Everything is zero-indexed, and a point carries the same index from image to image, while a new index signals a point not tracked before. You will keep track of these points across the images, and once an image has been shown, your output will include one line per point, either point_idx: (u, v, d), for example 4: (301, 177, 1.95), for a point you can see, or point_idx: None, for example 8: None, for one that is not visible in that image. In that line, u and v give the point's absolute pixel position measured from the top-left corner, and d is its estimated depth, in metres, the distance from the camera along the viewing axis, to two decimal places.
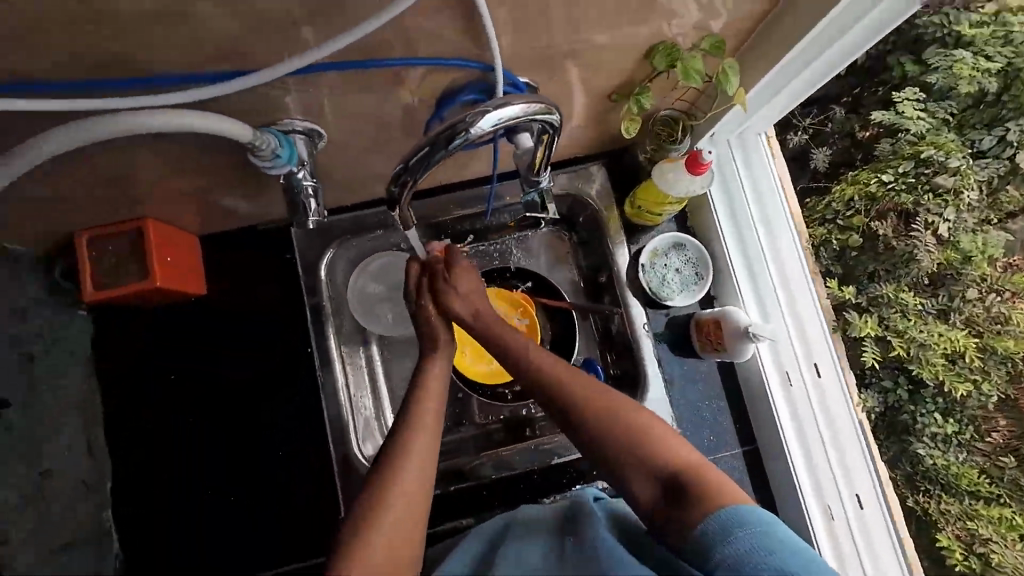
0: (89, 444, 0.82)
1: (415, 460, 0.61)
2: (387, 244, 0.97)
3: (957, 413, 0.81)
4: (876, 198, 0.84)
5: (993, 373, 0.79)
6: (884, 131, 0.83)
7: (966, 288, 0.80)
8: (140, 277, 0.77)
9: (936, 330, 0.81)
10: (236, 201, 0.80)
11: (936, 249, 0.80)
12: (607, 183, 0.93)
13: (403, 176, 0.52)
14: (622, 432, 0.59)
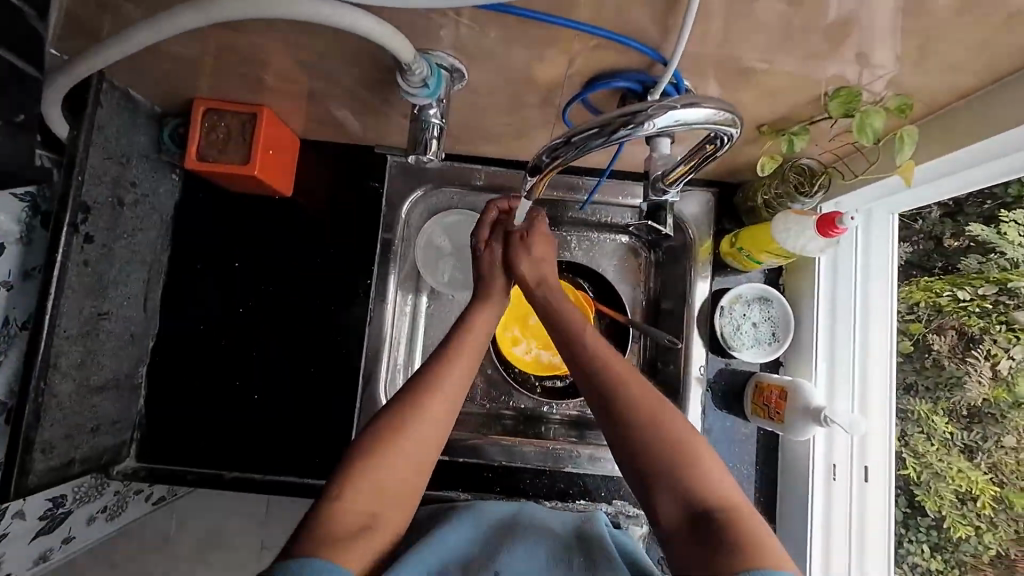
0: (145, 301, 0.85)
1: (450, 385, 0.68)
2: (471, 204, 0.96)
3: (947, 553, 0.77)
4: (942, 310, 0.76)
5: (999, 527, 0.74)
6: (975, 248, 0.74)
7: (1004, 435, 0.73)
8: (242, 161, 0.78)
9: (956, 463, 0.75)
10: (349, 116, 0.80)
11: (988, 383, 0.74)
12: (710, 213, 0.89)
13: (559, 149, 0.53)
14: (670, 446, 0.59)
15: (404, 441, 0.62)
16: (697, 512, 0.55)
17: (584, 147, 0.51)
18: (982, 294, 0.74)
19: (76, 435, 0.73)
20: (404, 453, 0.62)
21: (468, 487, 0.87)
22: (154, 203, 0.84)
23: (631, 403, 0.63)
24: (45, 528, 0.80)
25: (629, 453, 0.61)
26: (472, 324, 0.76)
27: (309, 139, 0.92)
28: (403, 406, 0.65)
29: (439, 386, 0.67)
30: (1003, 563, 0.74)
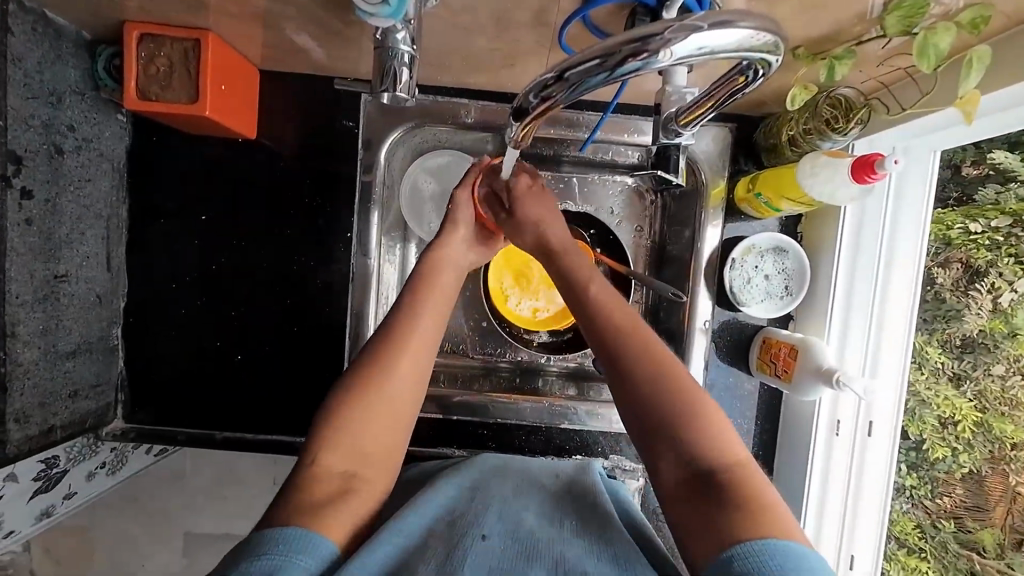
0: (108, 259, 0.79)
1: (418, 348, 0.63)
2: (458, 142, 0.86)
3: (922, 470, 0.78)
4: (951, 243, 0.73)
5: (975, 449, 0.76)
6: (994, 176, 0.69)
7: (993, 363, 0.74)
8: (189, 99, 0.67)
9: (943, 390, 0.76)
10: (311, 43, 0.68)
11: (986, 315, 0.73)
12: (725, 152, 0.79)
13: (550, 87, 0.43)
14: (670, 396, 0.57)
15: (373, 406, 0.59)
16: (698, 469, 0.53)
17: (581, 87, 0.42)
18: (994, 226, 0.71)
19: (53, 402, 0.70)
20: (373, 418, 0.59)
21: (464, 444, 0.86)
22: (101, 149, 0.75)
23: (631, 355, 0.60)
24: (42, 488, 0.80)
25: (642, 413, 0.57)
26: (430, 264, 0.71)
27: (270, 71, 0.80)
28: (371, 366, 0.61)
29: (406, 346, 0.63)
30: (974, 478, 0.77)
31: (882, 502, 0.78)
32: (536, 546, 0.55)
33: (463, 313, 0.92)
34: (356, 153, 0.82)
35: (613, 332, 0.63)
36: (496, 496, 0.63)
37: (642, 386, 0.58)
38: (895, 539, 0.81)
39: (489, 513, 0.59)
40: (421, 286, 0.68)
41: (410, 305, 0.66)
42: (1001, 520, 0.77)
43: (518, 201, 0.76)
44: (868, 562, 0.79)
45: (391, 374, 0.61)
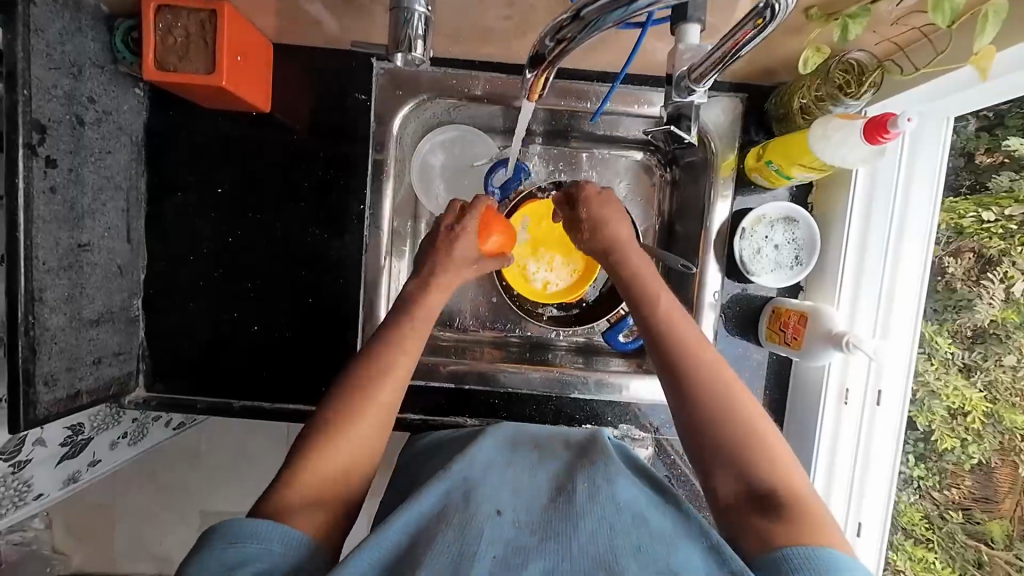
0: (128, 232, 0.80)
1: (376, 408, 0.61)
2: (468, 117, 0.87)
3: (930, 462, 0.77)
4: (962, 232, 0.72)
5: (985, 441, 0.73)
6: (1010, 163, 0.67)
7: (1005, 355, 0.71)
8: (206, 69, 0.68)
9: (951, 381, 0.74)
10: (324, 13, 0.69)
11: (999, 306, 0.70)
12: (736, 122, 0.79)
13: (566, 27, 0.45)
14: (731, 418, 0.58)
15: (327, 461, 0.57)
16: (752, 484, 0.55)
17: (598, 24, 0.43)
18: (1009, 214, 0.69)
19: (79, 367, 0.73)
20: (326, 472, 0.57)
21: (475, 413, 0.88)
22: (120, 123, 0.77)
23: (703, 374, 0.61)
24: (70, 453, 0.83)
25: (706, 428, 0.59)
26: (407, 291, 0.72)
27: (284, 45, 0.81)
28: (329, 420, 0.60)
29: (367, 398, 0.62)
30: (983, 471, 0.74)
31: (891, 473, 0.79)
32: (556, 514, 0.55)
33: (472, 288, 0.93)
34: (368, 127, 0.83)
35: (682, 356, 0.62)
36: (512, 467, 0.63)
37: (705, 406, 0.59)
38: (902, 529, 0.80)
39: (500, 487, 0.59)
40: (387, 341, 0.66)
41: (375, 359, 0.65)
42: (1010, 511, 0.74)
43: (593, 212, 0.75)
44: (874, 531, 0.80)
45: (347, 428, 0.59)
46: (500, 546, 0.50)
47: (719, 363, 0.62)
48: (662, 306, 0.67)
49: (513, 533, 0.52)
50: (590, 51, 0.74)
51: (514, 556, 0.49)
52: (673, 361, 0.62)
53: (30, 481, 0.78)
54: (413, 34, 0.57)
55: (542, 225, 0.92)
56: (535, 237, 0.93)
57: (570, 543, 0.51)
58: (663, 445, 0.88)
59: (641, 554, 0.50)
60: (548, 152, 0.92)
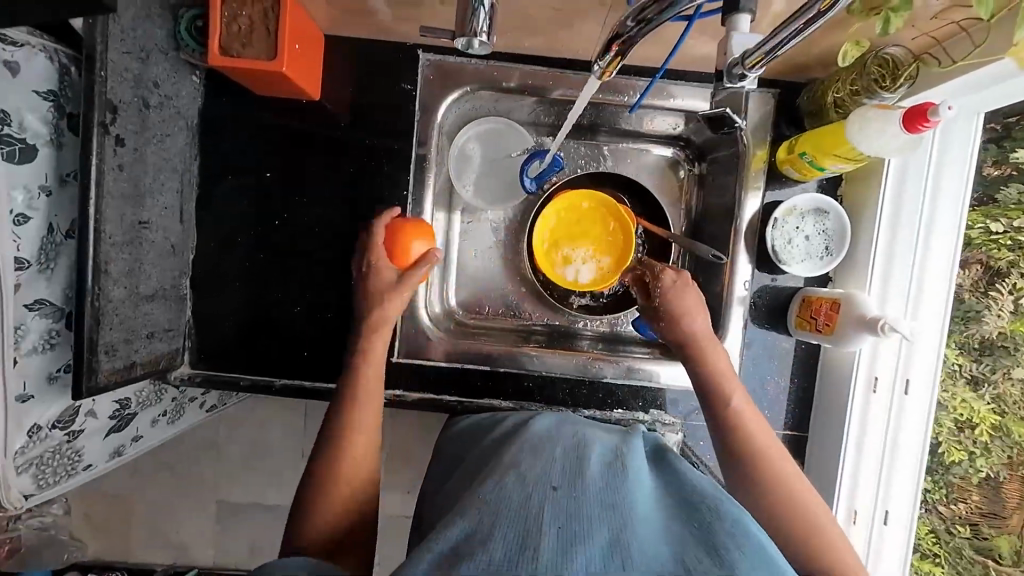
0: (181, 212, 0.83)
1: (359, 450, 0.68)
2: (508, 108, 0.90)
3: (937, 475, 0.81)
4: (971, 242, 0.76)
5: (993, 453, 0.78)
6: (1018, 175, 0.72)
7: (1013, 367, 0.76)
8: (268, 55, 0.71)
9: (959, 394, 0.79)
10: (382, 3, 0.73)
11: (1008, 318, 0.75)
12: (768, 116, 0.82)
13: (652, 7, 0.47)
14: (792, 510, 0.61)
15: (331, 505, 0.64)
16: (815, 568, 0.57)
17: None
18: (1016, 227, 0.73)
19: (135, 340, 0.75)
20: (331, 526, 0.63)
21: (509, 395, 0.90)
22: (178, 107, 0.80)
23: (778, 480, 0.63)
24: (116, 426, 0.85)
25: (783, 531, 0.60)
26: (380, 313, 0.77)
27: (336, 36, 0.85)
28: (309, 488, 0.65)
29: (344, 447, 0.68)
30: (991, 484, 0.79)
31: (919, 459, 0.80)
32: (613, 496, 0.50)
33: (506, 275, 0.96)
34: (412, 116, 0.86)
35: (747, 449, 0.66)
36: (561, 445, 0.58)
37: (768, 497, 0.63)
38: (909, 544, 0.83)
39: (550, 462, 0.54)
40: (349, 399, 0.71)
41: (342, 406, 0.71)
42: (1016, 526, 0.79)
43: (666, 293, 0.77)
44: (901, 519, 0.81)
45: (337, 480, 0.65)
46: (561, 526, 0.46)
47: (794, 476, 0.64)
48: (731, 396, 0.70)
49: (571, 513, 0.47)
50: (631, 44, 0.77)
51: (572, 542, 0.45)
52: (740, 452, 0.66)
53: (80, 451, 0.81)
54: (479, 26, 0.59)
55: (584, 220, 0.94)
56: (576, 232, 0.95)
57: (633, 528, 0.47)
58: (690, 431, 0.90)
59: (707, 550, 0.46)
60: (581, 147, 0.95)
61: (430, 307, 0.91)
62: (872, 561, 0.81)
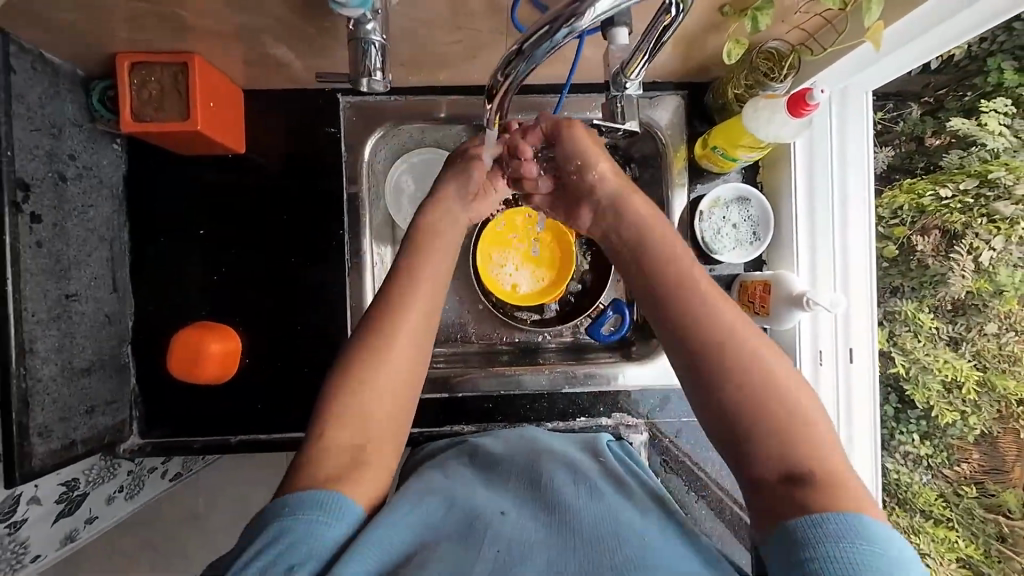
0: (114, 280, 0.82)
1: (398, 366, 0.60)
2: (435, 138, 0.92)
3: (936, 438, 0.89)
4: (925, 211, 0.87)
5: (982, 409, 0.86)
6: (956, 143, 0.89)
7: (986, 323, 0.86)
8: (181, 116, 0.72)
9: (942, 355, 0.87)
10: (290, 56, 0.75)
11: (970, 276, 0.85)
12: (681, 117, 0.86)
13: (512, 62, 0.51)
14: (779, 416, 0.52)
15: (347, 435, 0.56)
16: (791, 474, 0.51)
17: (533, 58, 0.49)
18: (960, 191, 0.85)
19: (73, 417, 0.73)
20: (346, 447, 0.55)
21: (470, 419, 0.89)
22: (100, 176, 0.80)
23: (721, 340, 0.56)
24: (65, 510, 0.81)
25: (734, 402, 0.54)
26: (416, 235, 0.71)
27: (254, 90, 0.86)
28: (344, 392, 0.58)
29: (393, 347, 0.61)
30: (987, 440, 0.87)
31: (871, 423, 0.83)
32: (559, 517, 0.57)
33: (457, 300, 0.97)
34: (340, 157, 0.88)
35: (706, 350, 0.56)
36: (527, 464, 0.65)
37: (741, 401, 0.54)
38: (921, 512, 0.89)
39: (508, 490, 0.61)
40: (405, 284, 0.65)
41: (397, 304, 0.63)
42: (1020, 479, 0.85)
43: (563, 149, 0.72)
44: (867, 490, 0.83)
45: (376, 376, 0.59)
46: (504, 544, 0.53)
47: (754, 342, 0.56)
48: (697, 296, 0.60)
49: (516, 533, 0.54)
50: (542, 66, 0.81)
51: (513, 559, 0.51)
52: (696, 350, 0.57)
53: (26, 542, 0.77)
54: (371, 65, 0.62)
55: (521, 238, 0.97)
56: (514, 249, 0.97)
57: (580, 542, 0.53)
58: (657, 429, 0.90)
59: (638, 550, 0.53)
60: None
61: None
62: None
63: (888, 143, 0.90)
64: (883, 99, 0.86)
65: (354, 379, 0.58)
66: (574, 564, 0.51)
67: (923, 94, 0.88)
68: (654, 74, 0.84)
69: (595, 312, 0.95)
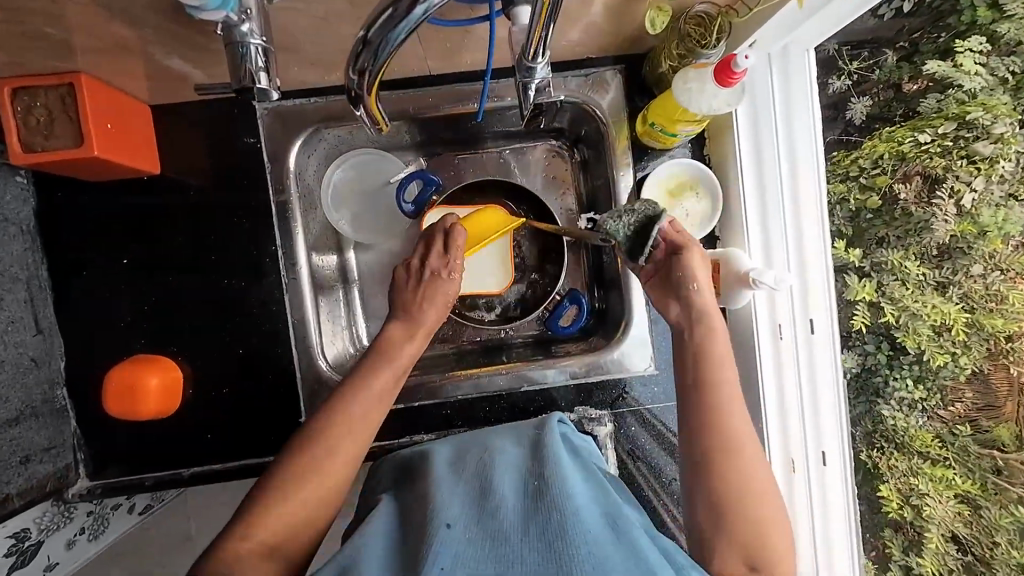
0: (37, 321, 0.78)
1: (336, 466, 0.60)
2: (365, 136, 0.88)
3: (929, 381, 0.85)
4: (906, 157, 0.85)
5: (973, 349, 0.84)
6: (934, 86, 0.87)
7: (971, 265, 0.85)
8: (74, 142, 0.67)
9: (933, 301, 0.84)
10: (186, 65, 0.70)
11: (954, 220, 0.84)
12: (620, 93, 0.82)
13: (361, 54, 0.47)
14: (757, 507, 0.59)
15: (270, 529, 0.55)
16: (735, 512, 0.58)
17: (386, 44, 0.45)
18: (939, 134, 0.84)
19: (7, 469, 0.69)
20: (268, 535, 0.55)
21: (431, 427, 0.87)
22: (6, 213, 0.75)
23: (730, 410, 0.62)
24: (18, 562, 0.75)
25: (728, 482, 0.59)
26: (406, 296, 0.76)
27: (164, 104, 0.81)
28: (276, 487, 0.58)
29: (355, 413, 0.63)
30: (979, 378, 0.84)
31: (837, 389, 0.80)
32: (513, 526, 0.54)
33: None
34: (264, 167, 0.83)
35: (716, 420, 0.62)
36: (470, 473, 0.62)
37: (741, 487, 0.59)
38: (918, 453, 0.86)
39: (456, 500, 0.57)
40: (358, 382, 0.66)
41: (352, 398, 0.64)
42: (1012, 414, 0.83)
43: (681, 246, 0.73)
44: (838, 457, 0.81)
45: (312, 473, 0.59)
46: (452, 566, 0.50)
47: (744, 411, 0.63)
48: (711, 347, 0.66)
49: (467, 550, 0.51)
50: (464, 50, 0.76)
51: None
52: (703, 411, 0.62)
53: None
54: (253, 68, 0.57)
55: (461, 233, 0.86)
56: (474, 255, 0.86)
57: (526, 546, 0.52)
58: (624, 417, 0.88)
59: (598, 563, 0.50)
60: (456, 159, 0.94)
61: (331, 354, 0.87)
62: (817, 498, 0.82)
63: (867, 92, 0.89)
64: (851, 49, 0.87)
65: (315, 449, 0.60)
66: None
67: (898, 38, 0.89)
68: (585, 49, 0.79)
69: (551, 304, 0.92)
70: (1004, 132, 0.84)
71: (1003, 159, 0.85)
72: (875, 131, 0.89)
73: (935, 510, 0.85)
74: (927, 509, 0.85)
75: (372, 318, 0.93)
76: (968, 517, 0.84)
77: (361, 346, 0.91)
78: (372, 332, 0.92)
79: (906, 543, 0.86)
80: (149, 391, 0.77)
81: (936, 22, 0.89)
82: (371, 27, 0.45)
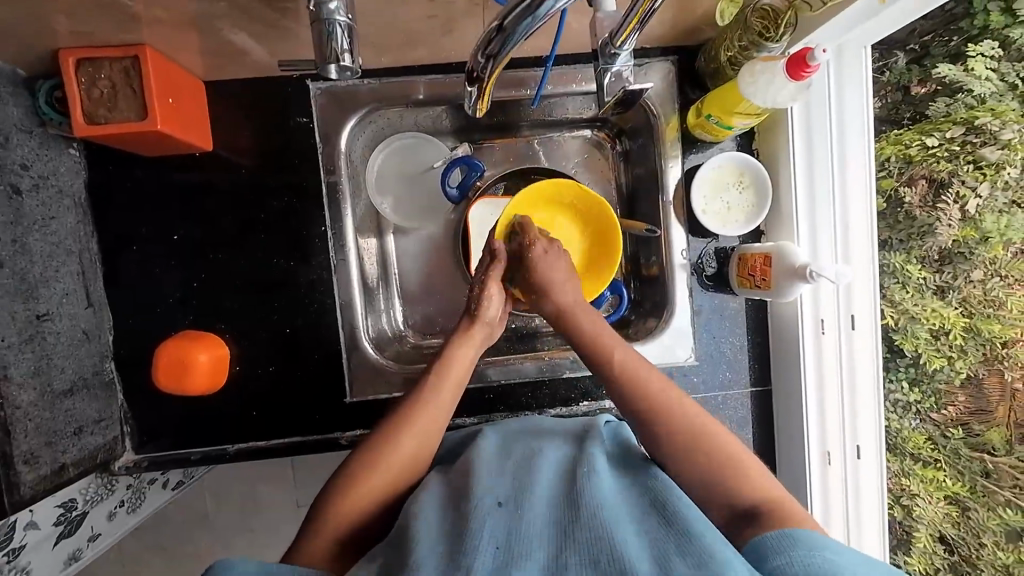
0: (88, 294, 0.78)
1: (387, 476, 0.63)
2: (413, 120, 0.88)
3: (924, 383, 0.89)
4: (911, 161, 0.88)
5: (969, 353, 0.87)
6: (943, 89, 0.91)
7: (971, 270, 0.87)
8: (138, 116, 0.67)
9: (932, 304, 0.88)
10: (250, 41, 0.70)
11: (957, 226, 0.87)
12: (672, 84, 0.82)
13: (492, 41, 0.51)
14: (713, 458, 0.60)
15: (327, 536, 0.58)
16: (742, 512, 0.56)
17: (515, 33, 0.48)
18: (947, 138, 0.87)
19: (60, 440, 0.71)
20: (343, 528, 0.59)
21: (472, 411, 0.88)
22: (60, 185, 0.75)
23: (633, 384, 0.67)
24: (66, 532, 0.76)
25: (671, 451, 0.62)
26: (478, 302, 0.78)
27: (218, 81, 0.81)
28: (335, 498, 0.61)
29: (415, 415, 0.67)
30: (973, 382, 0.88)
31: (875, 385, 0.82)
32: (566, 514, 0.53)
33: (448, 291, 0.94)
34: (314, 148, 0.83)
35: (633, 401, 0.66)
36: (517, 459, 0.64)
37: (684, 449, 0.61)
38: (910, 455, 0.91)
39: (504, 481, 0.59)
40: (422, 392, 0.69)
41: (405, 422, 0.66)
42: (1001, 417, 0.88)
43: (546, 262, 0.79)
44: (871, 450, 0.83)
45: (372, 477, 0.62)
46: (504, 541, 0.50)
47: (665, 385, 0.67)
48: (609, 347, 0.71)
49: (516, 527, 0.51)
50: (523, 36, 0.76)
51: (513, 555, 0.48)
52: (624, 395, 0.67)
53: (29, 567, 0.71)
54: (338, 47, 0.57)
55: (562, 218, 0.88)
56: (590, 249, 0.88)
57: (575, 529, 0.51)
58: None
59: (646, 544, 0.49)
60: (498, 145, 0.93)
61: (373, 336, 0.87)
62: (850, 494, 0.84)
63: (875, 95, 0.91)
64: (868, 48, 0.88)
65: (379, 451, 0.64)
66: (581, 561, 0.48)
67: (909, 41, 0.90)
68: (640, 39, 0.79)
69: None
70: (1011, 139, 0.87)
71: (1009, 166, 0.87)
72: (881, 133, 0.91)
73: (925, 511, 0.90)
74: (916, 509, 0.90)
75: (411, 302, 0.93)
76: (956, 517, 0.90)
77: (399, 329, 0.92)
78: (410, 319, 0.93)
79: (896, 542, 0.92)
80: (199, 366, 0.77)
81: (949, 24, 0.91)
82: (505, 16, 0.48)
